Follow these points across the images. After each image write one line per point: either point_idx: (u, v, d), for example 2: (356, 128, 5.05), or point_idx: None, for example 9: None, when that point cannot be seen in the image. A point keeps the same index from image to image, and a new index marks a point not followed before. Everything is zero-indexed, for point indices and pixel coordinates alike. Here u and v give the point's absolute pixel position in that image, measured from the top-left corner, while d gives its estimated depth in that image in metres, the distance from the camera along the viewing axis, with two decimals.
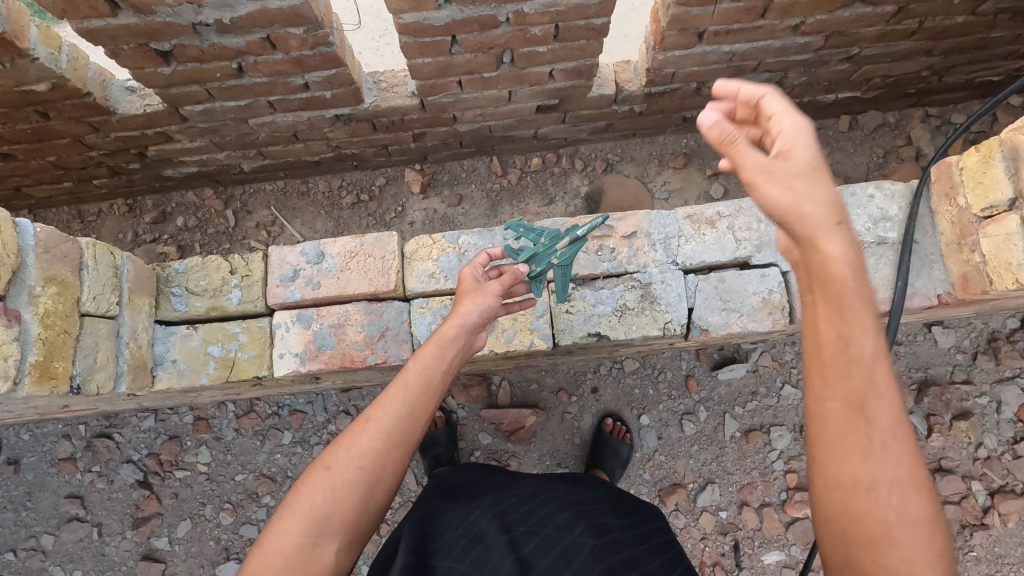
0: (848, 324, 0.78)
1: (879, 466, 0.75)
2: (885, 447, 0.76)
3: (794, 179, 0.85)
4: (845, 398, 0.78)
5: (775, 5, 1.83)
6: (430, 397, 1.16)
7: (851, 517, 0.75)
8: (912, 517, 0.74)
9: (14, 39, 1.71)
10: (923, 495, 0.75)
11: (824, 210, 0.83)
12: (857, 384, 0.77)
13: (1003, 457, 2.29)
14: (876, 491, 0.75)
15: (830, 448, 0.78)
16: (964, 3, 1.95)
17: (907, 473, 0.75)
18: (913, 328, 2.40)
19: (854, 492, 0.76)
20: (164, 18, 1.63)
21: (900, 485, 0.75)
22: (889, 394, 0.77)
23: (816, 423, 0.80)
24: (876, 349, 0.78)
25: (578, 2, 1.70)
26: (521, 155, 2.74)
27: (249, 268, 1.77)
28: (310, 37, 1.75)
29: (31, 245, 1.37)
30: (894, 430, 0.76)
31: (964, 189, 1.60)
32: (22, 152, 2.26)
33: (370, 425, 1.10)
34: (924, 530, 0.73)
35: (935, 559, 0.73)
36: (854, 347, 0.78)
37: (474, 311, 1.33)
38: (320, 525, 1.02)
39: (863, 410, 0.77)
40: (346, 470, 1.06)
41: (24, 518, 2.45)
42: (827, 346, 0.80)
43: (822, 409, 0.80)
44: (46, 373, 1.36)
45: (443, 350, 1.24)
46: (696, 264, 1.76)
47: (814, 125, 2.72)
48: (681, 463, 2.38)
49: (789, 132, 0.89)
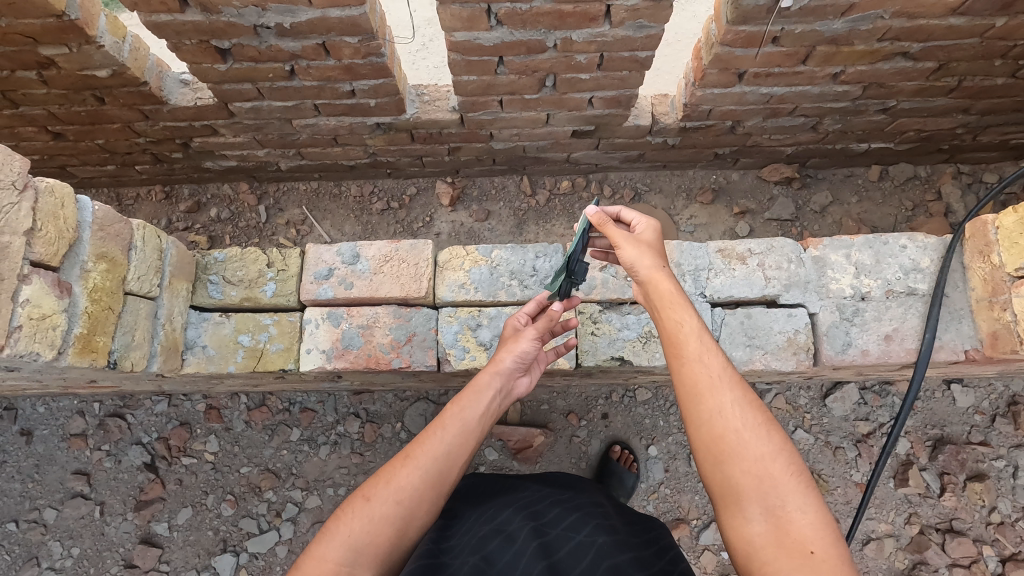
0: (679, 310, 1.20)
1: (721, 395, 1.09)
2: (721, 382, 1.10)
3: (642, 245, 1.33)
4: (686, 359, 1.14)
5: (816, 53, 1.86)
6: (469, 438, 1.26)
7: (713, 441, 1.05)
8: (749, 422, 1.06)
9: (84, 27, 1.79)
10: (757, 410, 1.08)
11: (656, 261, 1.29)
12: (692, 345, 1.15)
13: (1017, 524, 2.24)
14: (721, 415, 1.07)
15: (686, 398, 1.11)
16: (1005, 66, 1.98)
17: (740, 397, 1.08)
18: (933, 384, 2.38)
19: (709, 421, 1.07)
20: (229, 18, 1.70)
21: (736, 405, 1.08)
22: (712, 346, 1.15)
23: (678, 386, 1.13)
24: (696, 323, 1.18)
25: (625, 34, 1.75)
26: (552, 177, 2.79)
27: (286, 262, 1.81)
28: (364, 46, 1.81)
29: (88, 222, 1.41)
30: (724, 372, 1.12)
31: (998, 248, 1.60)
32: (73, 133, 2.34)
33: (410, 461, 1.19)
34: (762, 432, 1.05)
35: (775, 452, 1.03)
36: (683, 323, 1.19)
37: (508, 359, 1.44)
38: (356, 554, 1.08)
39: (699, 361, 1.13)
40: (384, 503, 1.13)
41: (30, 490, 2.47)
42: (670, 332, 1.19)
43: (677, 371, 1.14)
44: (88, 345, 1.39)
45: (482, 394, 1.34)
46: (724, 299, 1.77)
47: (844, 172, 2.75)
48: (686, 498, 2.36)
49: (638, 226, 1.41)
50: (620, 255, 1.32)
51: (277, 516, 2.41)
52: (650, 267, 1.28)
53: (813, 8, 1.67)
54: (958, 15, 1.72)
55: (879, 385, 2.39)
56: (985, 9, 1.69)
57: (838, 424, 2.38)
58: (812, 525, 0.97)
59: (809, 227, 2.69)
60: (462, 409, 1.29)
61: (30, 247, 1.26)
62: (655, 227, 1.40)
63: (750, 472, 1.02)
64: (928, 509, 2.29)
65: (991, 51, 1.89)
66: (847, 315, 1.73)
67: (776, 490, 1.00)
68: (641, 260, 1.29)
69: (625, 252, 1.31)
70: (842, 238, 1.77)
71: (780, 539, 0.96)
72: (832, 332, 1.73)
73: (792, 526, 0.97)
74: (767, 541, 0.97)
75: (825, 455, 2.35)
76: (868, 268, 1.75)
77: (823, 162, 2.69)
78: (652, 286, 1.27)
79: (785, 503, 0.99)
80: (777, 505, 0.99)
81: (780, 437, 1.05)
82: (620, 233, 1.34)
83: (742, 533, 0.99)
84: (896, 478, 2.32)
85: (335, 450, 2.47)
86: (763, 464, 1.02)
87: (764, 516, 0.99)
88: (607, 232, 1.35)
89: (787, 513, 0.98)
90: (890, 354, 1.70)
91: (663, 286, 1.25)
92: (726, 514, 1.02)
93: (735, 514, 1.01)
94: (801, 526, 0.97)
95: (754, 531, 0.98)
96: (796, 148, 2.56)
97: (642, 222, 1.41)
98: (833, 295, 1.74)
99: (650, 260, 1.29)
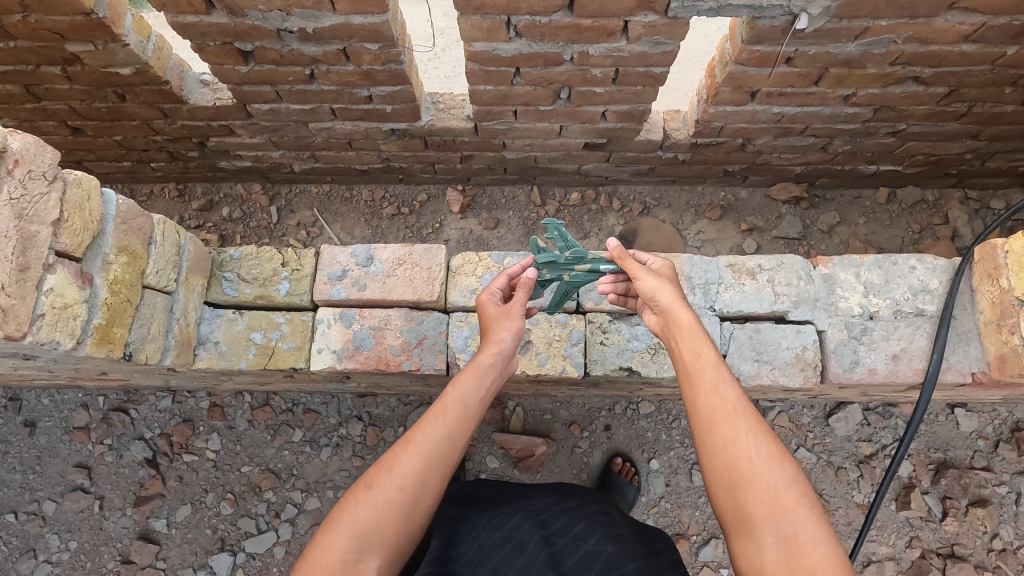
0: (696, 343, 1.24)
1: (735, 424, 1.10)
2: (735, 412, 1.11)
3: (663, 279, 1.38)
4: (701, 388, 1.17)
5: (829, 74, 1.88)
6: (469, 421, 1.26)
7: (727, 470, 1.06)
8: (763, 451, 1.06)
9: (111, 25, 1.82)
10: (771, 441, 1.08)
11: (676, 292, 1.35)
12: (707, 376, 1.18)
13: (1019, 551, 2.23)
14: (736, 443, 1.08)
15: (702, 426, 1.13)
16: (1015, 93, 1.99)
17: (754, 427, 1.09)
18: (936, 408, 2.37)
19: (723, 449, 1.08)
20: (253, 21, 1.73)
21: (750, 435, 1.08)
22: (727, 377, 1.17)
23: (693, 416, 1.15)
24: (713, 355, 1.21)
25: (641, 50, 1.78)
26: (562, 188, 2.81)
27: (300, 262, 1.83)
28: (384, 53, 1.84)
29: (112, 214, 1.43)
30: (740, 403, 1.13)
31: (1007, 272, 1.61)
32: (92, 129, 2.38)
33: (411, 447, 1.18)
34: (775, 462, 1.05)
35: (788, 482, 1.03)
36: (701, 356, 1.21)
37: (506, 339, 1.44)
38: (362, 541, 1.08)
39: (714, 391, 1.15)
40: (388, 490, 1.13)
41: (30, 481, 2.47)
42: (686, 363, 1.23)
43: (693, 400, 1.16)
44: (106, 337, 1.40)
45: (481, 376, 1.34)
46: (733, 313, 1.78)
47: (852, 193, 2.77)
48: (687, 513, 2.35)
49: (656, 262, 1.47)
50: (639, 287, 1.38)
51: (276, 516, 2.41)
52: (669, 298, 1.33)
53: (828, 30, 1.69)
54: (970, 42, 1.74)
55: (882, 406, 2.39)
56: (997, 36, 1.72)
57: (841, 444, 2.37)
58: (825, 556, 0.96)
59: (816, 246, 2.71)
60: (461, 392, 1.29)
61: (55, 237, 1.28)
62: (670, 263, 1.46)
63: (764, 501, 1.02)
64: (930, 533, 2.27)
65: (1003, 78, 1.91)
66: (855, 333, 1.74)
67: (788, 519, 1.00)
68: (661, 296, 1.34)
69: (644, 286, 1.37)
70: (851, 257, 1.79)
71: (792, 568, 0.96)
72: (840, 349, 1.74)
73: (804, 555, 0.96)
74: (779, 570, 0.96)
75: (827, 475, 2.34)
76: (877, 287, 1.76)
77: (832, 182, 2.72)
78: (672, 320, 1.31)
79: (797, 533, 0.98)
80: (791, 535, 0.98)
81: (794, 468, 1.05)
82: (639, 266, 1.40)
83: (754, 562, 0.99)
84: (898, 500, 2.31)
85: (337, 451, 2.47)
86: (776, 494, 1.02)
87: (776, 544, 0.98)
88: (628, 267, 1.41)
89: (799, 542, 0.98)
90: (897, 373, 1.71)
91: (681, 317, 1.30)
92: (738, 541, 1.03)
93: (747, 542, 1.01)
94: (814, 556, 0.96)
95: (766, 560, 0.98)
96: (805, 168, 2.58)
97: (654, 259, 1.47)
98: (841, 313, 1.75)
99: (668, 291, 1.35)
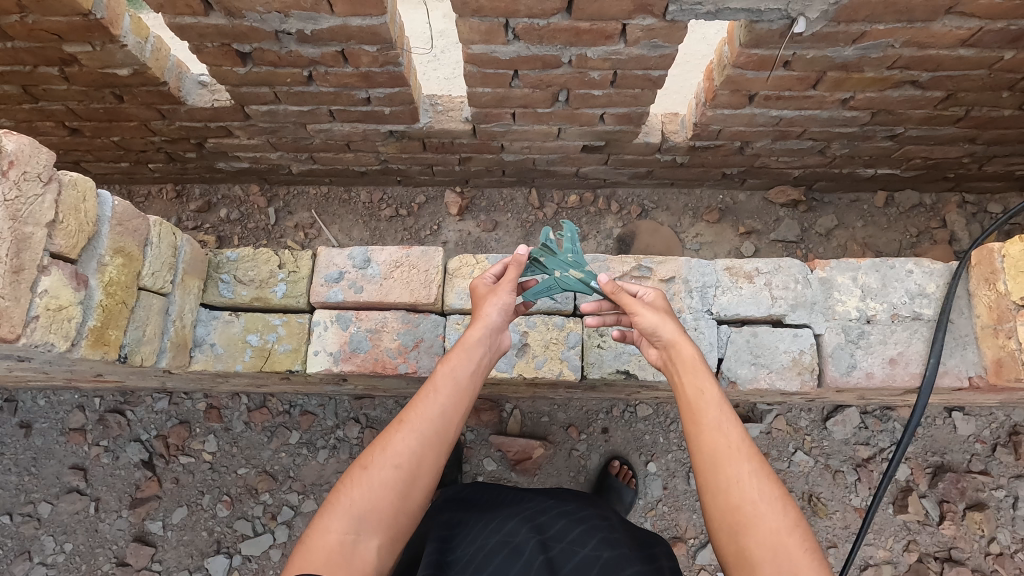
0: (698, 380, 1.23)
1: (738, 466, 1.10)
2: (738, 452, 1.11)
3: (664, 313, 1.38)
4: (704, 426, 1.16)
5: (827, 78, 1.89)
6: (462, 397, 1.26)
7: (730, 511, 1.06)
8: (766, 494, 1.06)
9: (109, 26, 1.81)
10: (774, 483, 1.08)
11: (677, 326, 1.35)
12: (710, 415, 1.17)
13: (1016, 555, 2.24)
14: (739, 484, 1.08)
15: (704, 465, 1.12)
16: (1012, 98, 2.00)
17: (757, 468, 1.09)
18: (934, 412, 2.37)
19: (726, 490, 1.08)
20: (251, 22, 1.73)
21: (753, 477, 1.08)
22: (730, 416, 1.17)
23: (696, 454, 1.15)
24: (716, 392, 1.21)
25: (639, 53, 1.78)
26: (560, 190, 2.81)
27: (297, 264, 1.83)
28: (382, 55, 1.84)
29: (108, 216, 1.43)
30: (743, 442, 1.13)
31: (1004, 276, 1.61)
32: (89, 129, 2.37)
33: (404, 425, 1.19)
34: (778, 505, 1.05)
35: (791, 525, 1.03)
36: (704, 393, 1.21)
37: (494, 312, 1.42)
38: (360, 522, 1.09)
39: (717, 430, 1.15)
40: (383, 470, 1.13)
41: (25, 483, 2.46)
42: (688, 401, 1.22)
43: (696, 439, 1.16)
44: (100, 338, 1.39)
45: (471, 352, 1.33)
46: (730, 316, 1.77)
47: (850, 197, 2.77)
48: (684, 516, 2.35)
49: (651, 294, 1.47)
50: (638, 321, 1.37)
51: (273, 519, 2.40)
52: (671, 333, 1.33)
53: (826, 34, 1.69)
54: (968, 46, 1.74)
55: (880, 410, 2.38)
56: (994, 41, 1.72)
57: (839, 447, 2.37)
58: None
59: (813, 249, 2.71)
60: (451, 369, 1.29)
61: (50, 239, 1.27)
62: (663, 296, 1.46)
63: (768, 544, 1.01)
64: (927, 537, 2.27)
65: (1000, 82, 1.91)
66: (853, 337, 1.74)
67: (791, 564, 0.99)
68: (663, 330, 1.34)
69: (643, 319, 1.36)
70: (849, 261, 1.79)
71: None
72: (837, 353, 1.73)
73: None
74: None
75: (825, 478, 2.34)
76: (874, 291, 1.76)
77: (830, 186, 2.72)
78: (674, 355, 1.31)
79: None
80: None
81: (795, 512, 1.06)
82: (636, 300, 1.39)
83: None
84: (895, 504, 2.30)
85: (334, 454, 2.47)
86: (778, 537, 1.02)
87: None
88: (624, 300, 1.40)
89: None
90: (894, 377, 1.71)
91: (684, 352, 1.29)
92: None
93: None
94: None
95: None
96: (803, 171, 2.58)
97: (647, 291, 1.46)
98: (838, 317, 1.75)
99: (669, 326, 1.35)
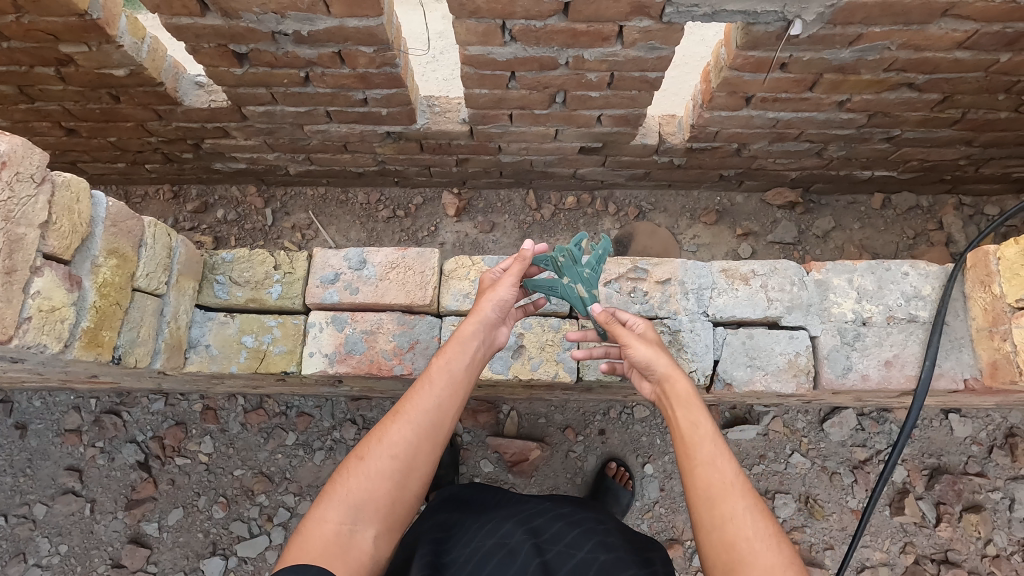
0: (692, 414, 1.23)
1: (732, 503, 1.09)
2: (733, 488, 1.11)
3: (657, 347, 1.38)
4: (698, 461, 1.16)
5: (823, 80, 1.89)
6: (457, 389, 1.26)
7: (725, 547, 1.06)
8: (760, 531, 1.06)
9: (105, 26, 1.81)
10: (768, 521, 1.08)
11: (671, 360, 1.36)
12: (704, 450, 1.17)
13: (1012, 557, 2.24)
14: (733, 521, 1.07)
15: (699, 501, 1.12)
16: (1008, 100, 2.00)
17: (752, 504, 1.09)
18: (930, 413, 2.37)
19: (720, 527, 1.08)
20: (248, 23, 1.73)
21: (747, 514, 1.08)
22: (724, 452, 1.17)
23: (690, 490, 1.14)
24: (710, 427, 1.20)
25: (636, 55, 1.78)
26: (557, 192, 2.81)
27: (293, 265, 1.83)
28: (379, 56, 1.84)
29: (101, 217, 1.43)
30: (737, 478, 1.13)
31: (999, 278, 1.62)
32: (86, 130, 2.37)
33: (400, 417, 1.19)
34: (772, 542, 1.05)
35: (786, 564, 1.03)
36: (698, 428, 1.21)
37: (491, 306, 1.41)
38: (356, 512, 1.10)
39: (712, 465, 1.15)
40: (379, 460, 1.14)
41: (21, 484, 2.45)
42: (682, 436, 1.21)
43: (690, 473, 1.16)
44: (94, 340, 1.39)
45: (465, 344, 1.33)
46: (726, 318, 1.77)
47: (847, 199, 2.77)
48: (680, 518, 2.35)
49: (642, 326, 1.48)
50: (632, 354, 1.37)
51: (269, 520, 2.40)
52: (665, 366, 1.33)
53: (822, 37, 1.69)
54: (964, 49, 1.74)
55: (876, 412, 2.39)
56: (990, 44, 1.72)
57: (836, 449, 2.37)
58: None
59: (811, 251, 2.71)
60: (447, 361, 1.29)
61: (43, 240, 1.27)
62: (652, 328, 1.47)
63: None
64: (924, 539, 2.27)
65: (996, 85, 1.92)
66: (848, 339, 1.74)
67: None
68: (657, 364, 1.34)
69: (637, 352, 1.37)
70: (844, 263, 1.79)
71: None
72: (833, 355, 1.73)
73: None
74: None
75: (822, 480, 2.34)
76: (870, 293, 1.76)
77: (827, 188, 2.73)
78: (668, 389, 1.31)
79: None
80: None
81: (790, 549, 1.05)
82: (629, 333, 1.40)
83: None
84: (891, 506, 2.30)
85: (331, 455, 2.46)
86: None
87: None
88: (617, 333, 1.41)
89: None
90: (889, 379, 1.71)
91: (679, 386, 1.29)
92: None
93: None
94: None
95: None
96: (800, 173, 2.58)
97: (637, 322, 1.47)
98: (834, 319, 1.75)
99: (663, 360, 1.35)
